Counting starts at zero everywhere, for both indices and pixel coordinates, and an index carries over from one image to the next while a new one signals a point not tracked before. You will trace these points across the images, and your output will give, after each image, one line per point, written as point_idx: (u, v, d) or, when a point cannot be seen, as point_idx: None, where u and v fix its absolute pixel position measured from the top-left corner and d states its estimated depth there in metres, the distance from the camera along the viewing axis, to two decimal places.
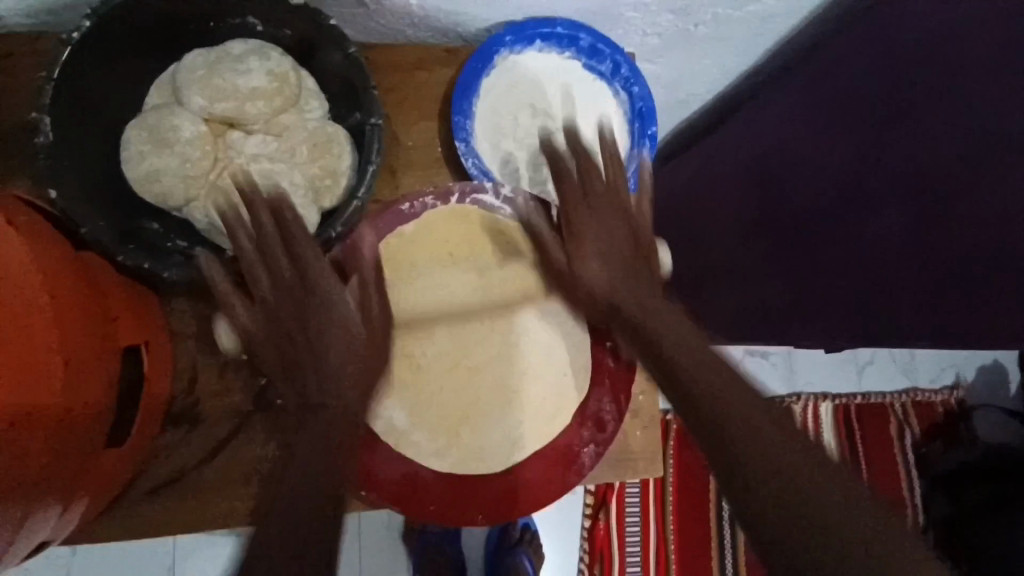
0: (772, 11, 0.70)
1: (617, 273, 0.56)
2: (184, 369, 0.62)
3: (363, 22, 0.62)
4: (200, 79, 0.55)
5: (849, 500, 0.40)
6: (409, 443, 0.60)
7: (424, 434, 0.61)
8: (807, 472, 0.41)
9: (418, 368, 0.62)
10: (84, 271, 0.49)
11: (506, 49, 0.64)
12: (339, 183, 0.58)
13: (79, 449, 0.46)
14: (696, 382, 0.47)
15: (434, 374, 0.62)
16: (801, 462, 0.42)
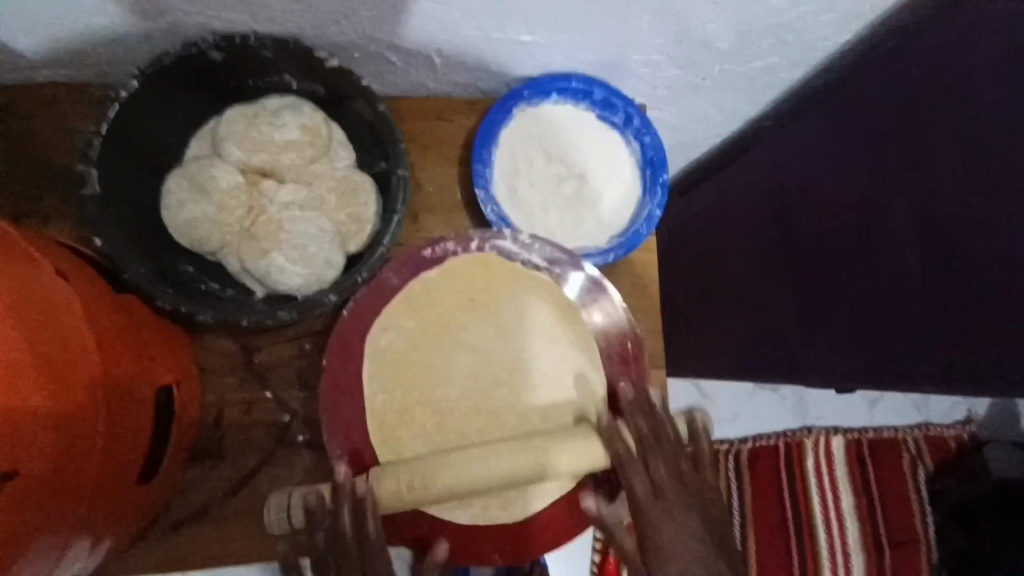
0: (776, 65, 0.74)
1: (675, 487, 0.58)
2: (211, 406, 0.64)
3: (390, 77, 0.66)
4: (238, 133, 0.59)
5: None
6: None
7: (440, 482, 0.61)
8: None
9: (436, 411, 0.62)
10: (123, 314, 0.52)
11: (523, 102, 0.69)
12: (365, 229, 0.61)
13: (112, 485, 0.48)
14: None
15: (451, 419, 0.62)
16: None
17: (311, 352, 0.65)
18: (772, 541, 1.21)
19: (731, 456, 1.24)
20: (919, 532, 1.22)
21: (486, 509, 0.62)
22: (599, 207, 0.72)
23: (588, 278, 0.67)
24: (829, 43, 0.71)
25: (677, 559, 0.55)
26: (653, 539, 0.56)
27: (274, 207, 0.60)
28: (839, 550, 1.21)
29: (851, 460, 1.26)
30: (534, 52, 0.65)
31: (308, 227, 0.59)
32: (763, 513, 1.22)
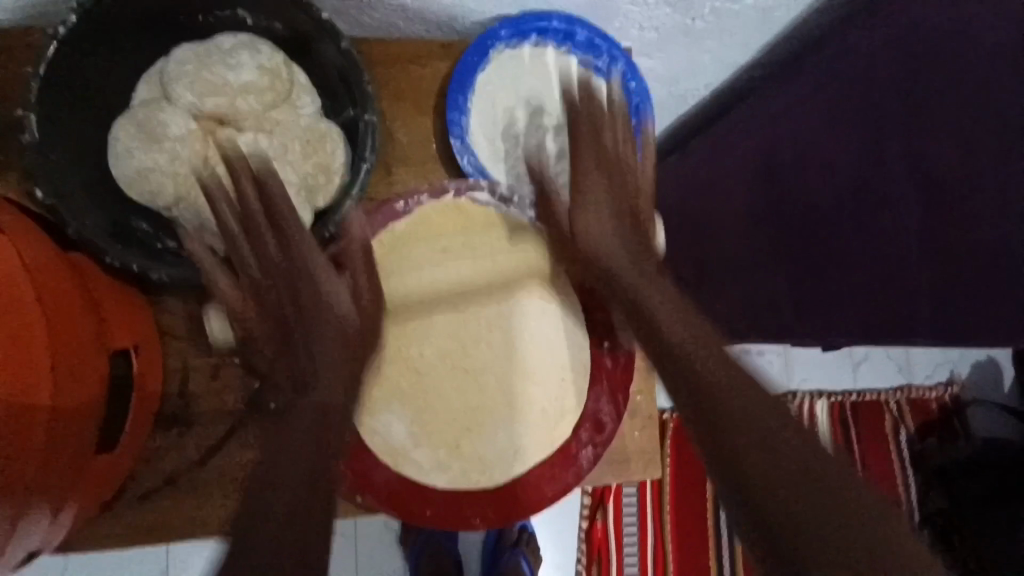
0: (770, 7, 0.70)
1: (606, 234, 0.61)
2: (176, 372, 0.60)
3: (357, 15, 0.61)
4: (189, 74, 0.54)
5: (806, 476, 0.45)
6: (409, 458, 0.59)
7: (422, 440, 0.60)
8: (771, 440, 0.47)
9: (416, 370, 0.61)
10: (71, 270, 0.48)
11: (502, 43, 0.64)
12: (334, 181, 0.57)
13: (68, 452, 0.45)
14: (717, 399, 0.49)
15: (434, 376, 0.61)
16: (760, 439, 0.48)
17: None
18: None
19: None
20: (901, 492, 1.25)
21: (465, 470, 0.60)
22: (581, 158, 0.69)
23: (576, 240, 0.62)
24: None
25: (599, 213, 0.61)
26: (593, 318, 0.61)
27: (233, 156, 0.55)
28: None
29: (835, 424, 1.25)
30: None
31: (271, 178, 0.55)
32: None
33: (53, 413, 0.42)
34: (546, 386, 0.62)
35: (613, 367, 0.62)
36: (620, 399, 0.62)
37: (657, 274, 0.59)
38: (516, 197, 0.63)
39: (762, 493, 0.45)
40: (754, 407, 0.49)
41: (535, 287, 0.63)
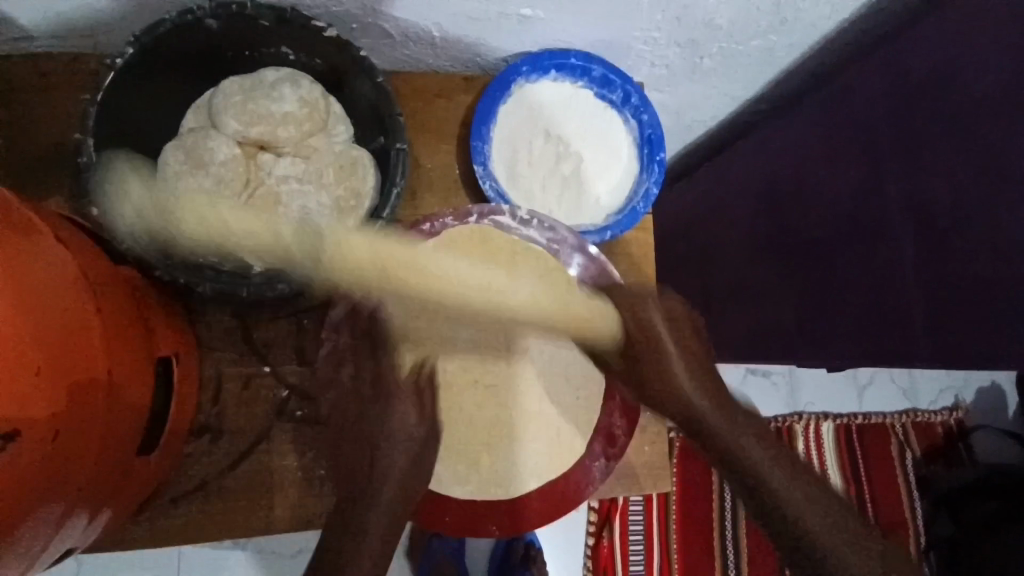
0: (774, 45, 0.74)
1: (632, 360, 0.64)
2: (210, 381, 0.64)
3: (389, 51, 0.65)
4: (236, 105, 0.58)
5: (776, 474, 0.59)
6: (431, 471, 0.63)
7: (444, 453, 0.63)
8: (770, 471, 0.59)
9: (421, 276, 0.55)
10: (124, 285, 0.52)
11: (522, 78, 0.68)
12: (363, 204, 0.60)
13: (112, 455, 0.48)
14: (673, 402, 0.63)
15: (452, 293, 0.58)
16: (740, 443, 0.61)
17: (310, 327, 0.66)
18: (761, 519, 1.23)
19: None
20: (908, 516, 1.25)
21: (484, 478, 0.63)
22: (596, 187, 0.72)
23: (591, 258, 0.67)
24: (827, 22, 0.72)
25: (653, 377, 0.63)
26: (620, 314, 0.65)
27: (272, 180, 0.59)
28: None
29: (841, 445, 1.27)
30: (535, 27, 0.64)
31: (307, 202, 0.59)
32: None
33: (97, 417, 0.45)
34: (559, 398, 0.66)
35: (625, 385, 0.66)
36: (632, 416, 0.66)
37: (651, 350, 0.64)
38: (536, 220, 0.66)
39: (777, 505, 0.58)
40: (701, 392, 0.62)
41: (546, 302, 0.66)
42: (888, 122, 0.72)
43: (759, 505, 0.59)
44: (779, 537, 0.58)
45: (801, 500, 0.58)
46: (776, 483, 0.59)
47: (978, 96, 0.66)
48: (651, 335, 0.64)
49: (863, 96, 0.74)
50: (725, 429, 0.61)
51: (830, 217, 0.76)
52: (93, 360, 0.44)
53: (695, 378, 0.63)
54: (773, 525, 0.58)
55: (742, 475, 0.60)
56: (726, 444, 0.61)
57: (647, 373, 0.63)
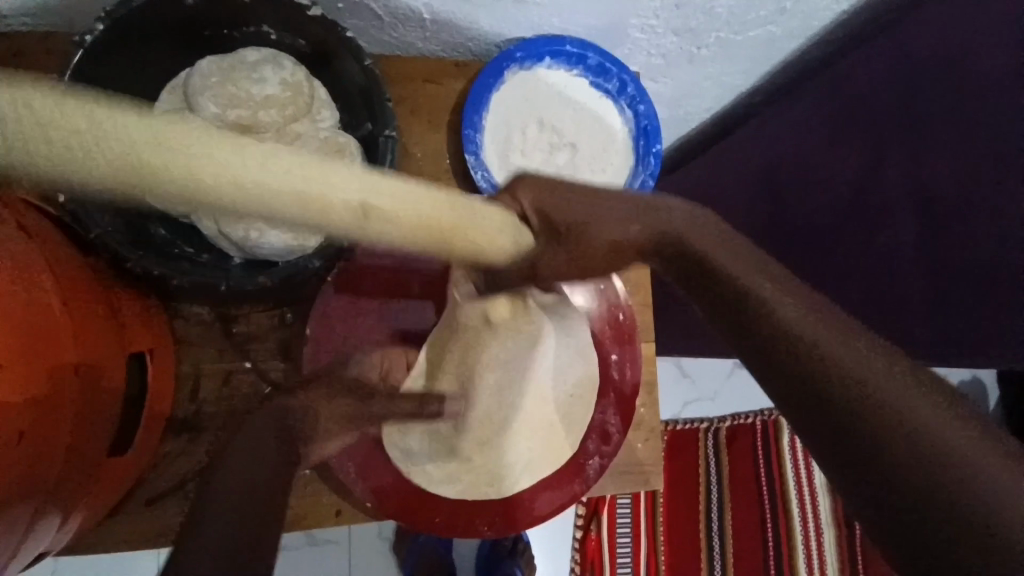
0: (775, 35, 0.73)
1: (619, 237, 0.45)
2: (188, 377, 0.61)
3: (376, 34, 0.62)
4: (213, 86, 0.55)
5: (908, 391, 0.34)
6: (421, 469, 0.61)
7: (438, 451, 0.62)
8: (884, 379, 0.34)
9: (266, 170, 0.31)
10: (94, 277, 0.49)
11: (516, 65, 0.66)
12: None
13: (83, 457, 0.46)
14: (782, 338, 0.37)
15: (284, 198, 0.32)
16: (840, 347, 0.36)
17: (294, 322, 0.64)
18: (747, 514, 1.23)
19: (710, 434, 1.24)
20: None
21: (479, 471, 0.62)
22: (591, 178, 0.70)
23: None
24: (828, 10, 0.71)
25: (606, 234, 0.45)
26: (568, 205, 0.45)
27: None
28: (811, 528, 1.23)
29: None
30: (530, 12, 0.62)
31: None
32: (739, 488, 1.24)
33: (69, 418, 0.42)
34: (553, 389, 0.65)
35: (620, 380, 0.65)
36: (627, 416, 0.64)
37: (647, 219, 0.45)
38: None
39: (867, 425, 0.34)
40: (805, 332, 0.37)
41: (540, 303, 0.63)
42: (891, 107, 0.72)
43: (835, 442, 0.35)
44: (856, 476, 0.34)
45: (933, 413, 0.33)
46: (887, 392, 0.34)
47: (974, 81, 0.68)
48: (559, 202, 0.45)
49: (863, 83, 0.74)
50: (819, 336, 0.37)
51: (828, 208, 0.75)
52: (63, 356, 0.42)
53: (740, 266, 0.41)
54: (878, 478, 0.33)
55: (828, 407, 0.35)
56: (781, 356, 0.37)
57: (590, 241, 0.45)
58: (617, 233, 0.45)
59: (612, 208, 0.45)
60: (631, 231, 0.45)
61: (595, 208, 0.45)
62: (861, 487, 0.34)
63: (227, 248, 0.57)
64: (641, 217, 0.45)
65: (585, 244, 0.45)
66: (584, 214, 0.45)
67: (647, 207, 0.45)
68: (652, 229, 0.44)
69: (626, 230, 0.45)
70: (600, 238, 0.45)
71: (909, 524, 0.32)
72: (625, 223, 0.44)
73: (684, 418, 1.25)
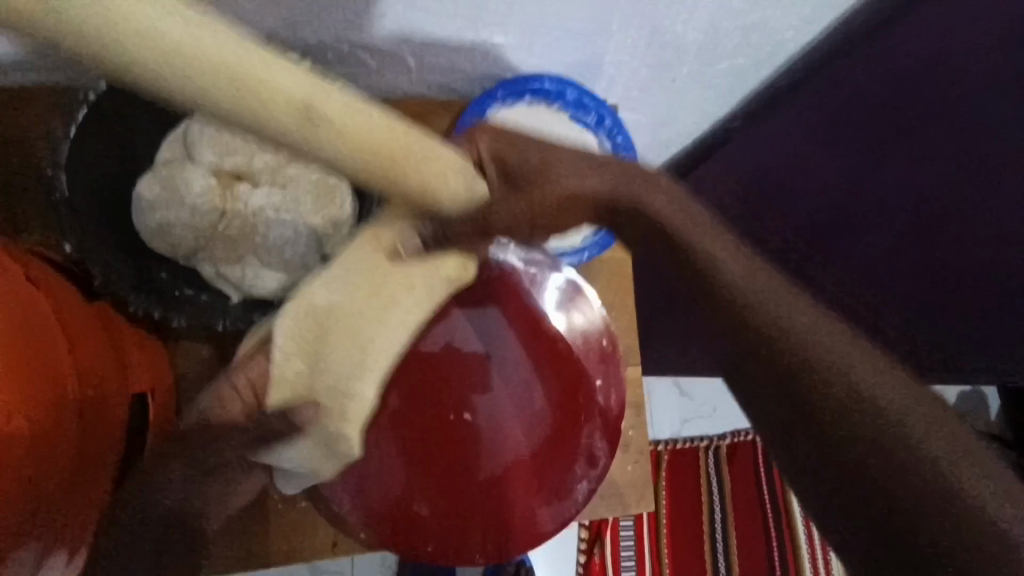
0: (745, 67, 0.76)
1: (580, 192, 0.48)
2: (187, 415, 0.63)
3: (365, 79, 0.66)
4: (209, 135, 0.57)
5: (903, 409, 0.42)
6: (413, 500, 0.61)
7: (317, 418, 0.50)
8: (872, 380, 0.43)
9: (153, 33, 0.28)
10: (97, 320, 0.51)
11: (498, 103, 0.69)
12: (341, 232, 0.60)
13: (89, 494, 0.47)
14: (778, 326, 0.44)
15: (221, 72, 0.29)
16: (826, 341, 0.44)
17: None
18: (752, 532, 1.22)
19: (711, 452, 1.26)
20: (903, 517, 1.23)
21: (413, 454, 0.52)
22: None
23: (569, 283, 0.69)
24: (794, 42, 0.74)
25: (569, 184, 0.48)
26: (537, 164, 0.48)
27: (249, 209, 0.59)
28: (817, 543, 1.23)
29: None
30: (509, 53, 0.65)
31: (285, 230, 0.59)
32: (742, 505, 1.24)
33: (76, 447, 0.44)
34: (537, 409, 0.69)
35: (605, 406, 0.66)
36: (614, 438, 0.66)
37: (607, 175, 0.49)
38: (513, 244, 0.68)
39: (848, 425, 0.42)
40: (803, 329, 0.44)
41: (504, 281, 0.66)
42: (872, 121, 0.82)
43: (827, 450, 0.43)
44: (832, 483, 0.43)
45: (920, 426, 0.42)
46: (880, 398, 0.43)
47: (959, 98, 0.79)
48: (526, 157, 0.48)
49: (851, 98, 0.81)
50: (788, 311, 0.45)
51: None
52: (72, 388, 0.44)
53: (703, 232, 0.47)
54: (855, 487, 0.42)
55: (822, 417, 0.43)
56: (792, 364, 0.44)
57: (549, 185, 0.48)
58: (584, 192, 0.48)
59: (581, 169, 0.49)
60: (590, 181, 0.48)
61: (556, 161, 0.49)
62: (833, 491, 0.43)
63: (227, 290, 0.58)
64: (605, 174, 0.49)
65: (550, 198, 0.48)
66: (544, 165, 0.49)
67: (605, 164, 0.49)
68: (615, 187, 0.48)
69: (588, 184, 0.48)
70: (559, 189, 0.48)
71: (886, 531, 0.41)
72: (586, 174, 0.49)
73: (684, 436, 1.27)
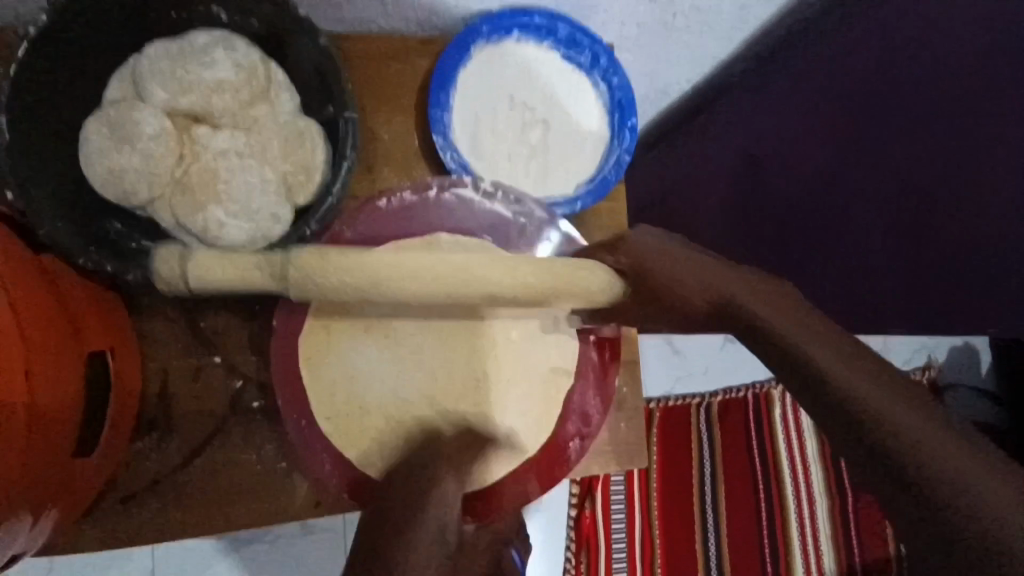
0: (751, 1, 0.70)
1: (690, 289, 0.55)
2: (155, 375, 0.60)
3: (335, 13, 0.60)
4: (162, 72, 0.53)
5: (930, 418, 0.40)
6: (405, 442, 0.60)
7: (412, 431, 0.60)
8: (890, 390, 0.42)
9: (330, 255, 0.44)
10: (44, 275, 0.47)
11: (483, 39, 0.64)
12: (313, 178, 0.56)
13: (47, 460, 0.44)
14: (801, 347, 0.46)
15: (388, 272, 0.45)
16: (836, 355, 0.44)
17: (263, 313, 0.62)
18: (741, 490, 1.23)
19: (703, 409, 1.24)
20: None
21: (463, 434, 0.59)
22: (564, 153, 0.69)
23: (565, 237, 0.64)
24: None
25: (681, 284, 0.55)
26: (655, 269, 0.56)
27: (209, 154, 0.54)
28: (805, 497, 1.24)
29: None
30: None
31: (249, 177, 0.55)
32: (732, 462, 1.24)
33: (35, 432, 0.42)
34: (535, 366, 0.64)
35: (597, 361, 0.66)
36: (606, 394, 0.65)
37: (732, 277, 0.55)
38: (501, 192, 0.64)
39: (871, 422, 0.40)
40: (825, 345, 0.45)
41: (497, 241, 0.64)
42: (868, 75, 0.72)
43: (865, 454, 0.40)
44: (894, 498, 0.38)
45: (953, 442, 0.38)
46: (907, 417, 0.40)
47: (945, 50, 0.70)
48: (642, 263, 0.57)
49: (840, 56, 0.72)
50: (812, 337, 0.46)
51: (795, 183, 0.77)
52: (35, 368, 0.42)
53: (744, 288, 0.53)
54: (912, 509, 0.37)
55: (841, 414, 0.42)
56: (808, 378, 0.44)
57: (665, 292, 0.56)
58: (699, 298, 0.55)
59: (698, 276, 0.56)
60: (698, 284, 0.55)
61: (681, 271, 0.56)
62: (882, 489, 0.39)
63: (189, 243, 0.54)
64: (723, 285, 0.54)
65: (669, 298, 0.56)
66: (672, 276, 0.56)
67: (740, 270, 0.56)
68: (723, 295, 0.53)
69: (693, 291, 0.55)
70: (675, 288, 0.55)
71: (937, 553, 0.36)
72: (701, 275, 0.55)
73: (678, 393, 1.24)
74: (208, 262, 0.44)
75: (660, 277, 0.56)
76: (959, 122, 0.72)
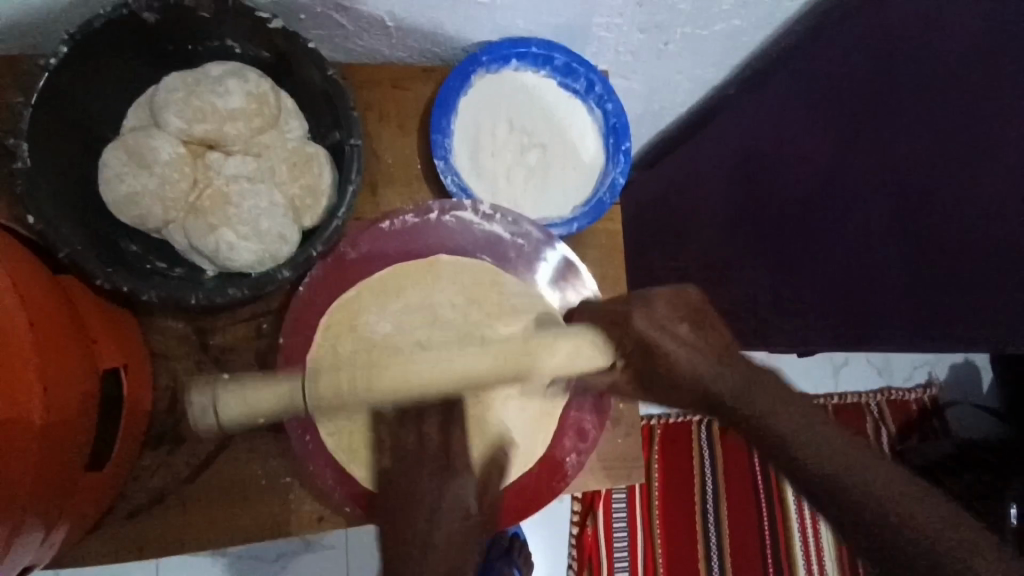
0: (742, 28, 0.73)
1: (687, 368, 0.59)
2: (166, 390, 0.62)
3: (342, 42, 0.63)
4: (178, 101, 0.55)
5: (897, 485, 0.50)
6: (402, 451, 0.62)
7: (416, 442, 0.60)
8: (864, 459, 0.52)
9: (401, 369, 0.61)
10: (61, 295, 0.49)
11: (483, 68, 0.66)
12: (319, 203, 0.58)
13: (60, 474, 0.46)
14: (768, 421, 0.55)
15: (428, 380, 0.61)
16: (801, 427, 0.54)
17: (270, 332, 0.64)
18: (743, 507, 1.23)
19: (703, 427, 1.24)
20: None
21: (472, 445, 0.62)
22: (561, 175, 0.71)
23: (564, 260, 0.67)
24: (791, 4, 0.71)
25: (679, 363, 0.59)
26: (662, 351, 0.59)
27: (222, 179, 0.57)
28: (807, 514, 1.25)
29: None
30: (495, 15, 0.62)
31: (259, 201, 0.57)
32: (734, 480, 1.24)
33: (46, 447, 0.43)
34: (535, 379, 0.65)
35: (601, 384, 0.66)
36: (602, 409, 0.67)
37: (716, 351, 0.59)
38: (499, 214, 0.67)
39: (849, 499, 0.50)
40: (792, 419, 0.55)
41: (496, 261, 0.69)
42: (857, 95, 0.75)
43: (865, 535, 0.50)
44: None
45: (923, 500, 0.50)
46: (874, 478, 0.51)
47: (936, 72, 0.71)
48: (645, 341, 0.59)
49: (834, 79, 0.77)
50: (786, 421, 0.55)
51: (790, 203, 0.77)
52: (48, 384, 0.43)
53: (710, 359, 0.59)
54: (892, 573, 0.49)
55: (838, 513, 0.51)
56: (799, 467, 0.53)
57: (663, 370, 0.60)
58: (693, 373, 0.59)
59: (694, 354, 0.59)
60: (697, 363, 0.59)
61: (676, 346, 0.59)
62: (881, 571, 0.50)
63: (202, 263, 0.57)
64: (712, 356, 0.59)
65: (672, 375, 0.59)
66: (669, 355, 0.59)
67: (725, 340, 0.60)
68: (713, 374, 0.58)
69: (692, 370, 0.58)
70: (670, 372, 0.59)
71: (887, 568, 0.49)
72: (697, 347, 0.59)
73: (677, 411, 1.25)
74: (230, 400, 0.56)
75: (657, 357, 0.59)
76: (953, 141, 0.70)
